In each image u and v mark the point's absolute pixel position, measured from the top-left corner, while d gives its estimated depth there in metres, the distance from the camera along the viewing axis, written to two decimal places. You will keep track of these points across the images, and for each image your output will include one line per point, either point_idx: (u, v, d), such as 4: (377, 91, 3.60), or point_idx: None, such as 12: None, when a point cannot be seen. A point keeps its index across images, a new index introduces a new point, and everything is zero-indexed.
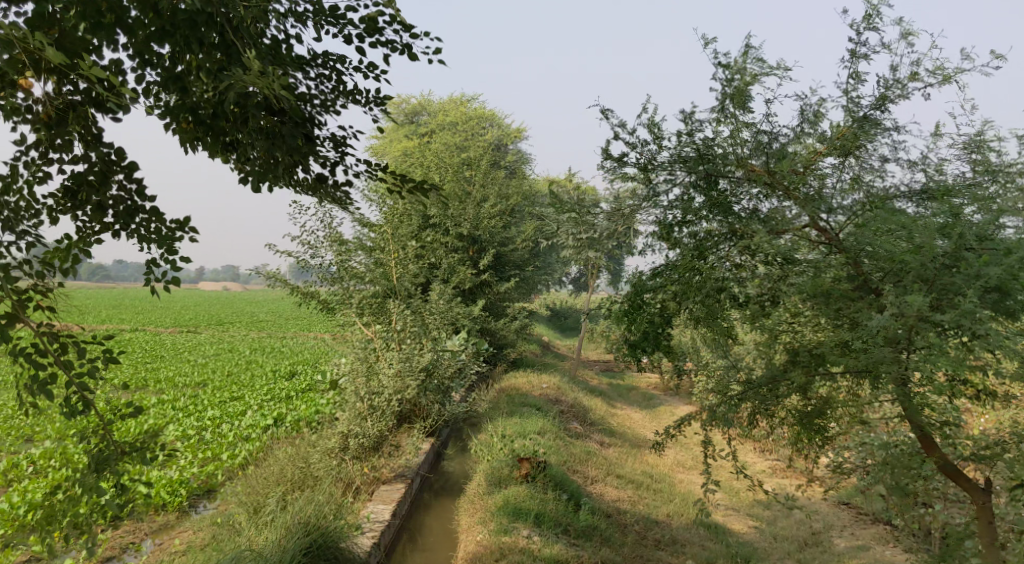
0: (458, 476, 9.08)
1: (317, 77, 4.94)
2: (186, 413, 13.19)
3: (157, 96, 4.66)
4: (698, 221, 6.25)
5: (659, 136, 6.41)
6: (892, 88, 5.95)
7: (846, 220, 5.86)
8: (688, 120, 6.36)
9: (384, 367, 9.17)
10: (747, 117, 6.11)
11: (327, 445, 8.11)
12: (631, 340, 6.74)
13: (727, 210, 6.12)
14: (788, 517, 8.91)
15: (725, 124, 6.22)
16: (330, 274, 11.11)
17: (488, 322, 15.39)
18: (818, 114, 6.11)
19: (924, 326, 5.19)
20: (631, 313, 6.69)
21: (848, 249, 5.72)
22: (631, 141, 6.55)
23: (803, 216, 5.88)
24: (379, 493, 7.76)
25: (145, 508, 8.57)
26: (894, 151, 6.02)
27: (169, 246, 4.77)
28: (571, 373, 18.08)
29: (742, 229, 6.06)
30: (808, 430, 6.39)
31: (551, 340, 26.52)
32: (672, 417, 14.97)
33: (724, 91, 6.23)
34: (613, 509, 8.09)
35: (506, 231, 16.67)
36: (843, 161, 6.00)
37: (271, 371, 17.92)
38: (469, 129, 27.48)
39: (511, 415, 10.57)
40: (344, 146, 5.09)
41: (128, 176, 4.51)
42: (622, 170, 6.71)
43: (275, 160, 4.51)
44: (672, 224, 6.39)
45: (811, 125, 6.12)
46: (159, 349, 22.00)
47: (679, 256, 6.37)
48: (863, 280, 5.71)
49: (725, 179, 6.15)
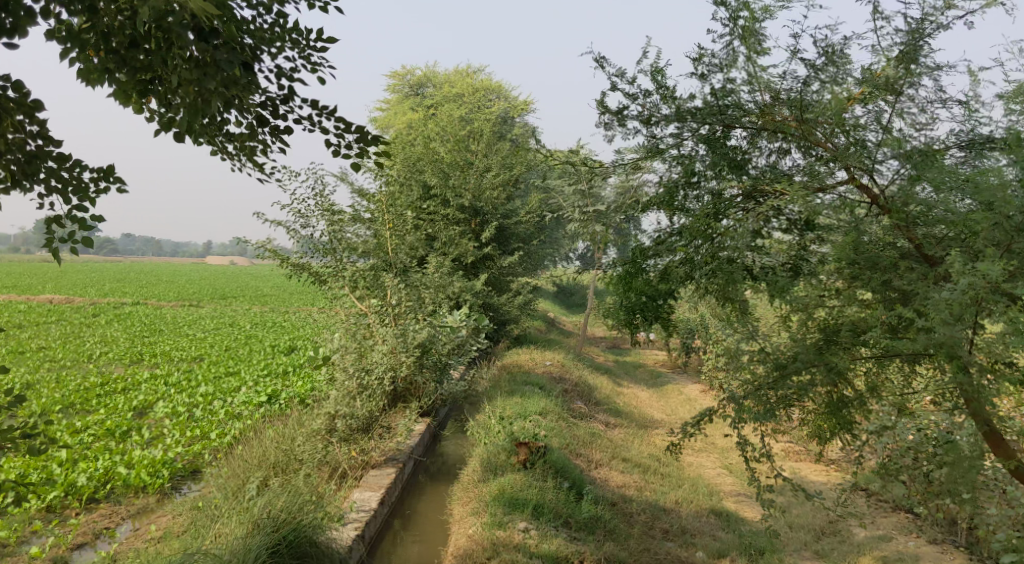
0: (454, 459, 8.59)
1: (258, 6, 4.50)
2: (178, 389, 12.74)
3: (57, 20, 4.12)
4: (704, 181, 5.91)
5: (662, 86, 5.92)
6: (927, 23, 5.39)
7: (891, 182, 5.32)
8: (695, 66, 5.83)
9: (377, 343, 8.66)
10: (761, 64, 5.57)
11: (313, 427, 7.63)
12: (629, 303, 6.31)
13: (740, 169, 5.80)
14: (803, 505, 8.43)
15: (737, 71, 5.69)
16: (323, 244, 10.41)
17: (491, 297, 14.87)
18: (845, 56, 5.57)
19: (1002, 299, 4.66)
20: (626, 281, 6.21)
21: (894, 210, 5.23)
22: (630, 92, 6.13)
23: (843, 172, 5.40)
24: (368, 478, 7.30)
25: (124, 490, 8.13)
26: (931, 94, 5.46)
27: (80, 201, 4.33)
28: (577, 351, 17.61)
29: (760, 194, 5.65)
30: (832, 423, 5.87)
31: (557, 317, 25.99)
32: (680, 396, 14.47)
33: (733, 31, 5.65)
34: (619, 497, 7.60)
35: (509, 202, 16.10)
36: (878, 107, 5.47)
37: (270, 346, 17.48)
38: (475, 101, 26.78)
39: (512, 394, 10.08)
40: (289, 84, 4.63)
41: (31, 117, 4.07)
42: (624, 124, 6.24)
43: (206, 94, 4.09)
44: (677, 186, 5.95)
45: (833, 70, 5.58)
46: (158, 323, 21.56)
47: (686, 222, 5.92)
48: (913, 247, 5.26)
49: (734, 134, 5.77)
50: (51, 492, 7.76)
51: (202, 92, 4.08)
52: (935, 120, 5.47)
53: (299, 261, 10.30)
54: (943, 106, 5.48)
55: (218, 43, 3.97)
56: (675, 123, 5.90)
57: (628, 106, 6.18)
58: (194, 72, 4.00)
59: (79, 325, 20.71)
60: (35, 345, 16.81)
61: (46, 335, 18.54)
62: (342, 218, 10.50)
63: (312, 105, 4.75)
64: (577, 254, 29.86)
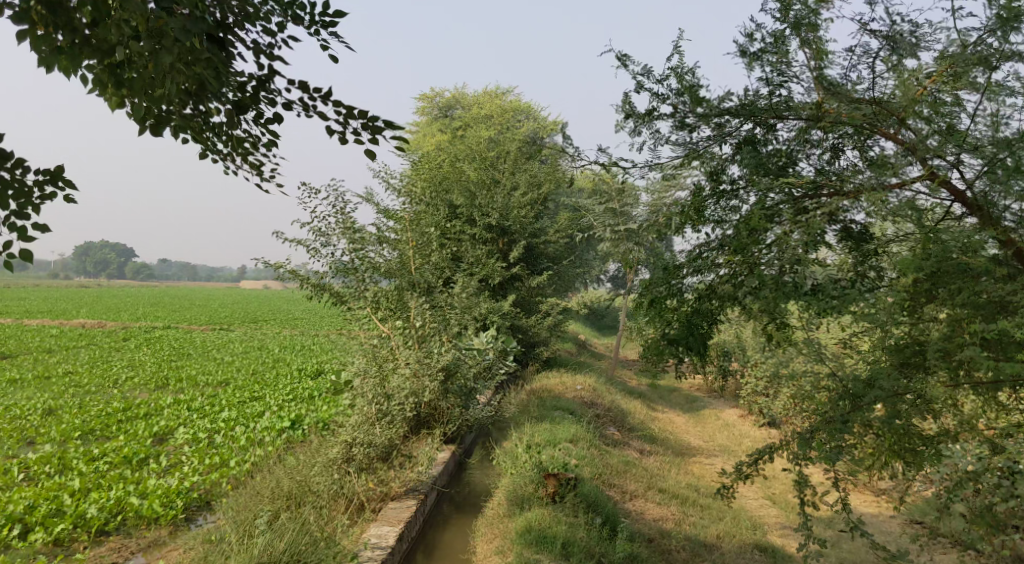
0: (480, 488, 8.16)
1: None
2: (201, 414, 12.45)
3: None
4: (742, 194, 5.98)
5: (689, 90, 5.78)
6: (1011, 10, 5.28)
7: (978, 175, 5.23)
8: (742, 61, 5.94)
9: (399, 366, 8.25)
10: (822, 54, 5.68)
11: (329, 456, 7.22)
12: (671, 334, 6.05)
13: (782, 172, 5.75)
14: (853, 539, 7.89)
15: (787, 63, 5.81)
16: (343, 264, 10.03)
17: (519, 319, 14.42)
18: (912, 43, 5.60)
19: None
20: (655, 305, 6.13)
21: (984, 208, 5.25)
22: (658, 92, 6.02)
23: (915, 167, 5.32)
24: (386, 512, 6.90)
25: (135, 521, 7.77)
26: (1011, 81, 5.34)
27: (28, 203, 4.87)
28: (609, 374, 17.08)
29: (805, 200, 5.55)
30: None
31: (589, 339, 25.44)
32: (718, 421, 13.85)
33: (785, 21, 5.81)
34: (656, 533, 7.11)
35: (537, 221, 15.69)
36: (954, 101, 5.37)
37: (297, 370, 17.13)
38: (504, 121, 26.40)
39: (541, 419, 9.60)
40: (266, 62, 5.08)
41: None
42: (650, 123, 6.19)
43: (163, 72, 4.55)
44: (706, 195, 6.05)
45: (896, 61, 5.63)
46: (186, 347, 21.30)
47: (732, 234, 5.92)
48: (1011, 252, 5.20)
49: (776, 133, 5.80)
50: (59, 524, 7.45)
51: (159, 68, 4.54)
52: (1008, 109, 5.39)
53: (321, 281, 9.94)
54: (1019, 94, 5.37)
55: (175, 13, 4.35)
56: (712, 124, 5.78)
57: (656, 105, 6.13)
58: (150, 44, 4.42)
59: (109, 349, 20.52)
60: (62, 370, 16.62)
61: (75, 359, 18.36)
62: (365, 236, 10.11)
63: (303, 89, 5.18)
64: (607, 275, 30.26)
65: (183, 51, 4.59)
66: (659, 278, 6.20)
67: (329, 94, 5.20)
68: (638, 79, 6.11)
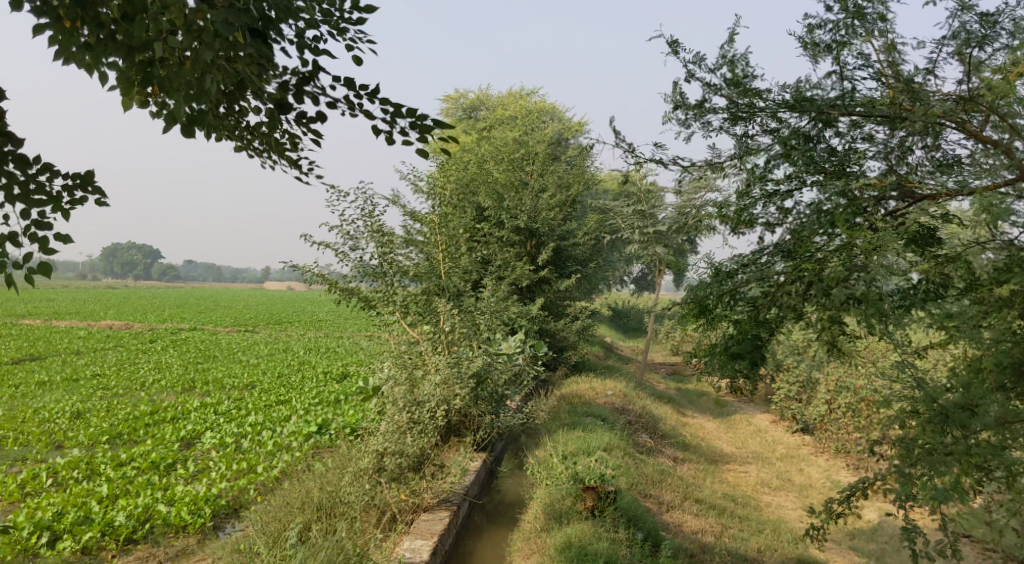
0: (512, 498, 8.00)
1: None
2: (228, 418, 12.34)
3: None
4: (798, 191, 5.85)
5: (744, 79, 5.77)
6: None
7: None
8: (806, 54, 5.96)
9: (429, 373, 8.12)
10: (890, 52, 5.72)
11: (360, 466, 7.06)
12: (734, 349, 6.12)
13: (842, 172, 5.68)
14: (897, 553, 7.64)
15: (846, 57, 5.86)
16: (371, 268, 9.92)
17: (547, 323, 14.23)
18: (974, 35, 5.68)
19: None
20: (707, 314, 6.18)
21: None
22: (713, 83, 6.01)
23: (1011, 172, 5.33)
24: (419, 524, 6.75)
25: (163, 530, 7.67)
26: None
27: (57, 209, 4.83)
28: (637, 378, 16.84)
29: (869, 204, 5.57)
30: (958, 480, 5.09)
31: (614, 342, 25.14)
32: (750, 427, 13.58)
33: (844, 16, 5.84)
34: (697, 548, 6.90)
35: (565, 223, 15.51)
36: None
37: (322, 373, 17.03)
38: (529, 121, 26.19)
39: (573, 427, 9.43)
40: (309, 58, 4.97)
41: None
42: (703, 116, 6.16)
43: (206, 66, 4.45)
44: (753, 195, 5.99)
45: (957, 49, 5.73)
46: (213, 349, 21.27)
47: (790, 236, 5.88)
48: None
49: (835, 131, 5.74)
50: (87, 532, 7.36)
51: (200, 64, 4.42)
52: None
53: (349, 285, 9.87)
54: None
55: (211, 6, 4.28)
56: (767, 117, 5.76)
57: (706, 98, 6.10)
58: (191, 39, 4.35)
59: (135, 351, 20.54)
60: (90, 372, 16.63)
61: (102, 361, 18.39)
62: (394, 240, 9.99)
63: (349, 86, 5.10)
64: (630, 277, 30.02)
65: (222, 46, 4.51)
66: (707, 284, 6.18)
67: (374, 92, 5.08)
68: (691, 68, 6.12)
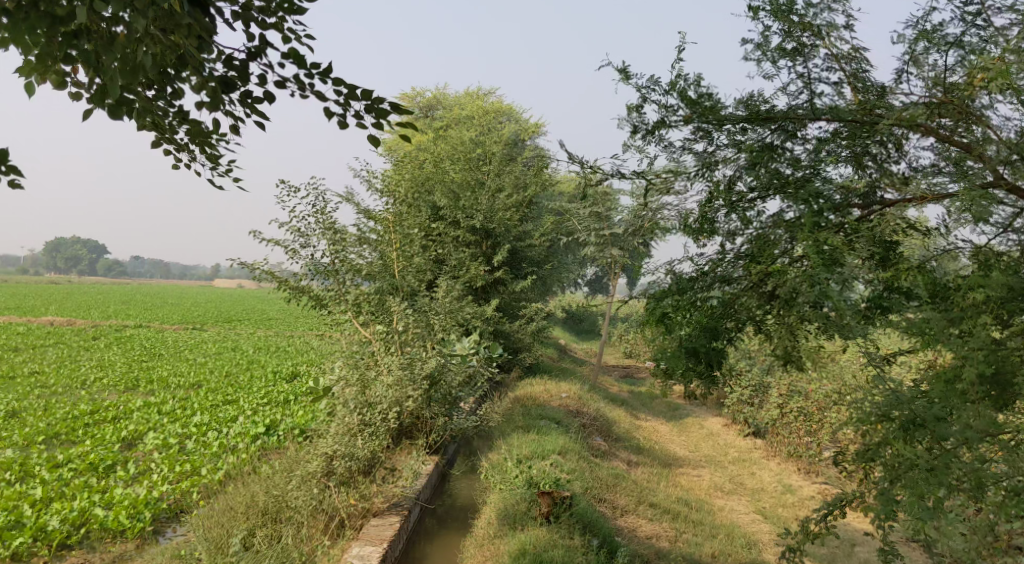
0: (464, 502, 7.85)
1: None
2: (172, 418, 11.97)
3: None
4: (763, 201, 5.83)
5: (703, 97, 5.66)
6: None
7: None
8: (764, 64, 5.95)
9: (381, 374, 7.92)
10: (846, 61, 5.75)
11: (308, 469, 6.76)
12: (688, 344, 6.09)
13: (807, 183, 5.67)
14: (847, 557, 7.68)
15: (803, 64, 5.87)
16: (323, 266, 9.67)
17: (501, 324, 14.10)
18: (943, 38, 5.71)
19: None
20: (664, 319, 6.14)
21: None
22: (667, 104, 5.86)
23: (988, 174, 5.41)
24: (368, 530, 6.57)
25: (100, 534, 7.35)
26: None
27: None
28: (591, 381, 16.81)
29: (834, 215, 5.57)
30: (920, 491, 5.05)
31: (567, 344, 25.16)
32: (701, 430, 13.64)
33: (793, 26, 5.84)
34: (652, 554, 6.83)
35: (521, 224, 15.39)
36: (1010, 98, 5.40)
37: (271, 373, 16.64)
38: (486, 121, 26.06)
39: (527, 430, 9.30)
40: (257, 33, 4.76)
41: None
42: (658, 135, 6.02)
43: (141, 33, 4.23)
44: (716, 205, 5.95)
45: (919, 53, 5.76)
46: (157, 347, 20.67)
47: (752, 247, 5.91)
48: None
49: (799, 143, 5.74)
50: (18, 538, 7.00)
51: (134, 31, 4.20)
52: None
53: (299, 283, 9.61)
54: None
55: None
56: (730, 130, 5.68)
57: (664, 118, 5.95)
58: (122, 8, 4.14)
59: (77, 348, 19.89)
60: (27, 370, 16.00)
61: (41, 358, 17.73)
62: (346, 237, 9.75)
63: (300, 64, 4.87)
64: (584, 279, 30.08)
65: (159, 17, 4.29)
66: (666, 289, 6.17)
67: (328, 70, 4.88)
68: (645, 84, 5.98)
